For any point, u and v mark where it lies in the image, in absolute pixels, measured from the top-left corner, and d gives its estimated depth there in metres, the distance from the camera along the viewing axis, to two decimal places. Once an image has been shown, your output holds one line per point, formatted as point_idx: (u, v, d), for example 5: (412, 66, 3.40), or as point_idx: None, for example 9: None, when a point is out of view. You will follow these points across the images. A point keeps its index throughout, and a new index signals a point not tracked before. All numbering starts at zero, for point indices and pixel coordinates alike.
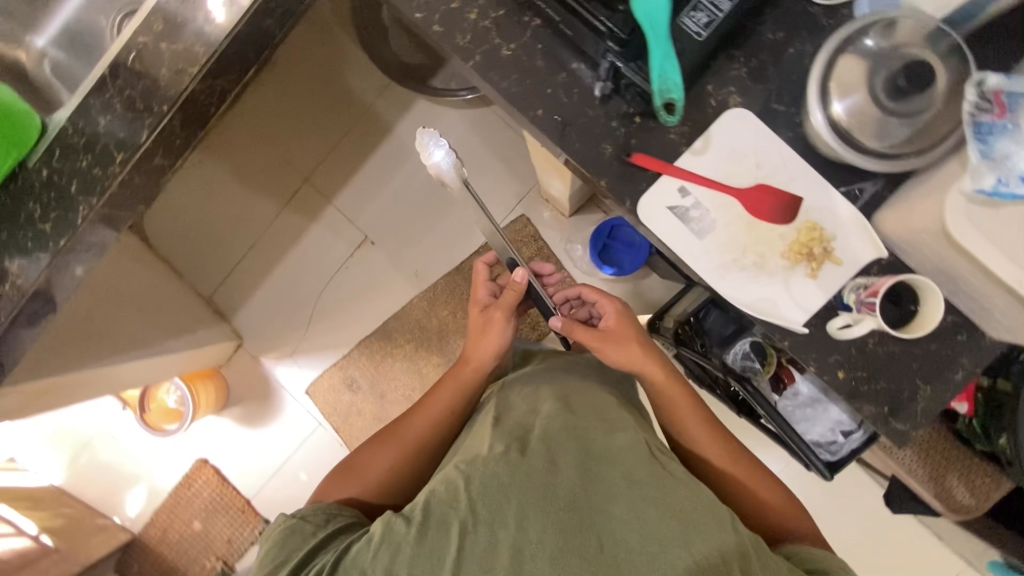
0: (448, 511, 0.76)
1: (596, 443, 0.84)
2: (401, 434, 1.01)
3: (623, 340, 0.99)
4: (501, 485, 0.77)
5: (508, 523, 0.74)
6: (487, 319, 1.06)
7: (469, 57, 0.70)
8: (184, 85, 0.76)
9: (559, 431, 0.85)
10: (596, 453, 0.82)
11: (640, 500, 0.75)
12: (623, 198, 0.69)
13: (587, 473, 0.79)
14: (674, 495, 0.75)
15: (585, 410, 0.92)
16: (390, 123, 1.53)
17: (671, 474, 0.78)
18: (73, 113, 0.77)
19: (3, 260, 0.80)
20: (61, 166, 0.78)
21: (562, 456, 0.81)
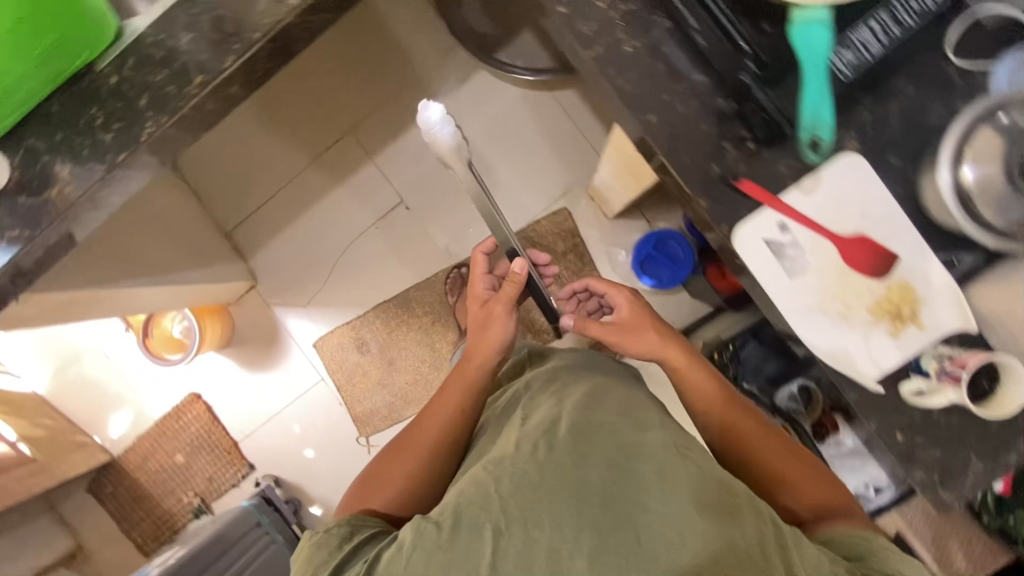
0: (480, 513, 0.71)
1: (624, 438, 0.78)
2: (417, 438, 1.00)
3: (640, 325, 0.96)
4: (530, 487, 0.72)
5: (542, 525, 0.69)
6: (490, 312, 1.08)
7: (589, 46, 0.67)
8: (281, 15, 0.71)
9: (583, 424, 0.80)
10: (622, 444, 0.77)
11: (677, 494, 0.70)
12: (720, 221, 0.67)
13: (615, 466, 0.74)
14: (704, 488, 0.71)
15: (613, 403, 0.87)
16: (446, 88, 1.48)
17: (700, 467, 0.73)
18: (155, 22, 0.72)
19: (56, 163, 0.75)
20: (133, 76, 0.73)
21: (590, 450, 0.76)
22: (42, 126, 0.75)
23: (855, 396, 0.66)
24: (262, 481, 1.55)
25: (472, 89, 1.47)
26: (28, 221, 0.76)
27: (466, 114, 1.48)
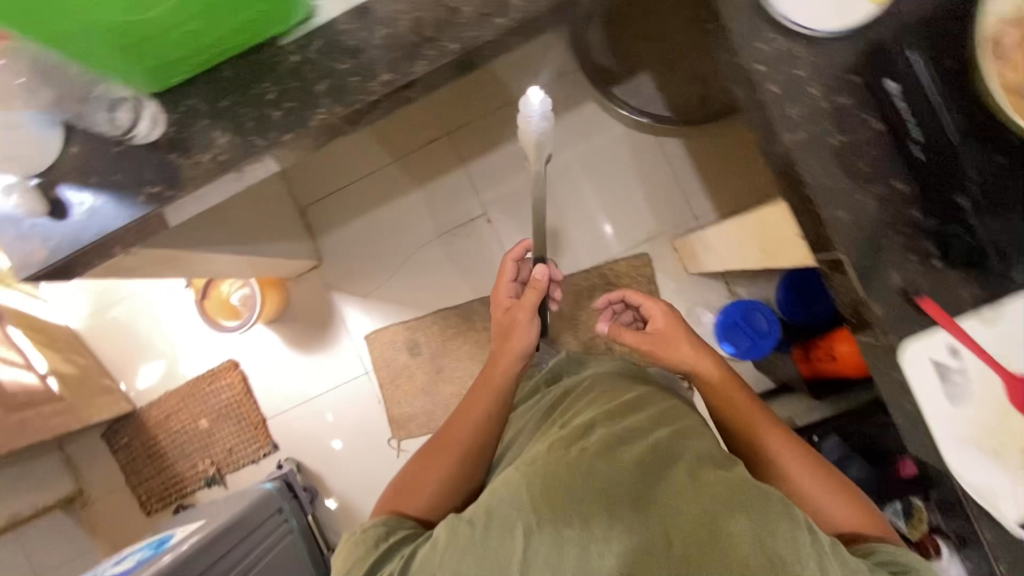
0: (511, 512, 0.66)
1: (660, 449, 0.73)
2: (450, 438, 0.92)
3: (674, 338, 0.88)
4: (565, 493, 0.67)
5: (573, 527, 0.64)
6: (512, 317, 0.98)
7: (794, 131, 0.66)
8: (483, 32, 0.69)
9: (618, 437, 0.76)
10: (654, 453, 0.72)
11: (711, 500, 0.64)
12: (888, 331, 0.66)
13: (649, 475, 0.69)
14: (740, 492, 0.64)
15: (651, 416, 0.81)
16: (553, 111, 1.46)
17: (732, 474, 0.67)
18: (353, 12, 0.70)
19: (215, 130, 0.72)
20: (316, 59, 0.71)
21: (623, 458, 0.72)
22: (210, 89, 0.72)
23: (992, 535, 0.65)
24: (284, 463, 1.51)
25: (579, 118, 1.45)
26: (171, 182, 0.73)
27: (567, 140, 1.46)
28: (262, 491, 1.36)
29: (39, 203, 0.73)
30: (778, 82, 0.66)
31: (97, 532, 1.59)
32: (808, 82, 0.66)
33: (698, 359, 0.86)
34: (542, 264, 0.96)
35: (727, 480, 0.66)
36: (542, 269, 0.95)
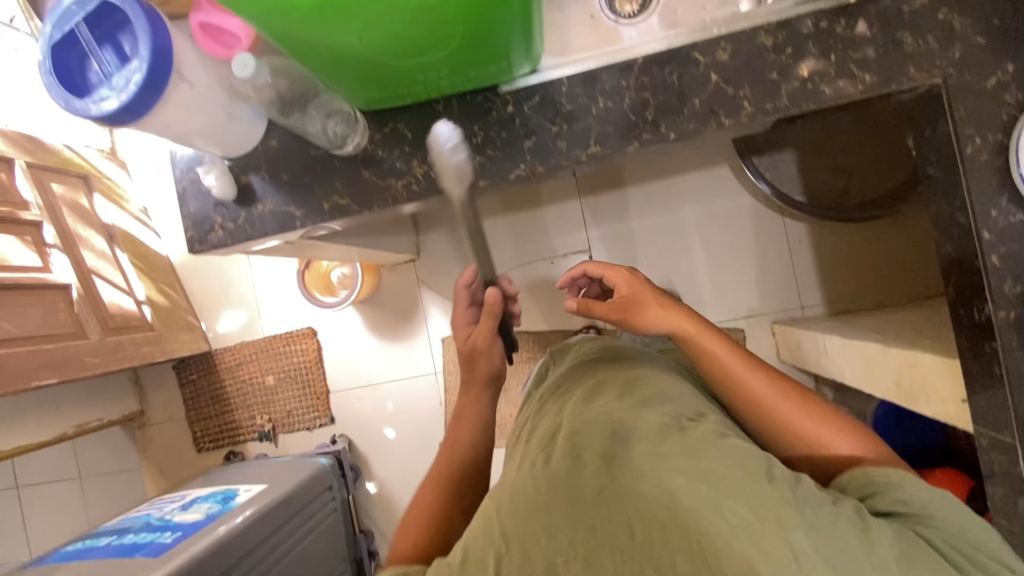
0: (483, 546, 0.50)
1: (621, 425, 0.58)
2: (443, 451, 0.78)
3: (644, 301, 0.71)
4: (525, 500, 0.52)
5: (535, 536, 0.49)
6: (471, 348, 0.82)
7: (1004, 308, 0.64)
8: (705, 128, 0.68)
9: (584, 420, 0.61)
10: (618, 431, 0.58)
11: (684, 474, 0.50)
12: None
13: (607, 450, 0.55)
14: (711, 463, 0.52)
15: (615, 398, 0.66)
16: (683, 166, 1.43)
17: (698, 442, 0.55)
18: (578, 76, 0.69)
19: (414, 158, 0.73)
20: (530, 114, 0.70)
21: (585, 443, 0.56)
22: (419, 116, 0.72)
23: None
24: (338, 439, 1.54)
25: (707, 178, 1.42)
26: (359, 197, 0.74)
27: (690, 197, 1.43)
28: (318, 466, 1.37)
29: (231, 187, 0.74)
30: (1001, 254, 0.64)
31: (148, 455, 1.66)
32: None
33: (669, 316, 0.70)
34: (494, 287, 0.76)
35: (691, 449, 0.53)
36: (494, 292, 0.76)
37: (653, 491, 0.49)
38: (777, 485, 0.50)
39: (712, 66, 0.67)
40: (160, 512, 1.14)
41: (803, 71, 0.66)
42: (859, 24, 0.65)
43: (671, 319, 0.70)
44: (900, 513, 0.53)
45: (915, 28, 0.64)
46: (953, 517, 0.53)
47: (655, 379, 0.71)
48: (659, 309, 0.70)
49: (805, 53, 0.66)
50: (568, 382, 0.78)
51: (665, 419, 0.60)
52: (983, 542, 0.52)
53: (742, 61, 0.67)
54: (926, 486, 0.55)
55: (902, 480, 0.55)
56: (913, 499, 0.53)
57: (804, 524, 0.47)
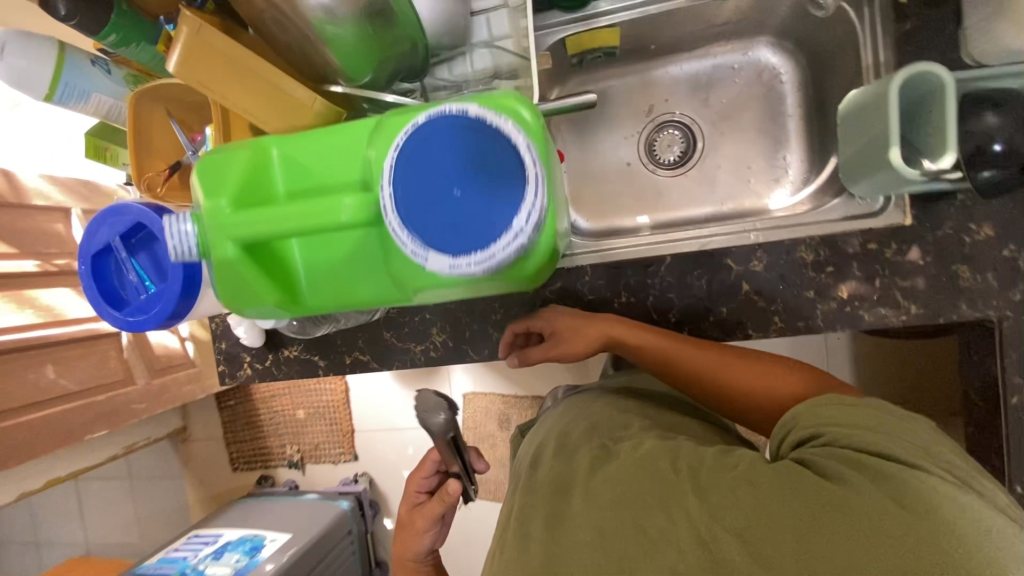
0: None
1: (559, 477, 0.49)
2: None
3: (577, 322, 0.65)
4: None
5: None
6: (410, 519, 0.70)
7: None
8: (729, 336, 0.66)
9: (529, 481, 0.52)
10: (556, 484, 0.49)
11: (608, 503, 0.43)
12: None
13: (547, 516, 0.45)
14: (622, 479, 0.44)
15: (557, 443, 0.56)
16: None
17: (620, 463, 0.46)
18: (604, 268, 0.68)
19: (434, 327, 0.73)
20: (552, 298, 0.70)
21: (524, 514, 0.46)
22: None
23: None
24: (359, 478, 1.62)
25: None
26: (379, 358, 0.75)
27: None
28: (337, 510, 1.47)
29: (259, 336, 0.77)
30: None
31: (190, 466, 1.80)
32: None
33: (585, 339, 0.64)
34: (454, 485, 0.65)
35: (614, 475, 0.45)
36: (457, 486, 0.65)
37: (584, 537, 0.41)
38: (677, 472, 0.43)
39: (743, 273, 0.64)
40: (195, 559, 1.28)
41: (842, 293, 0.62)
42: (911, 250, 0.60)
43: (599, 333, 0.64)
44: (809, 440, 0.45)
45: (974, 262, 0.59)
46: (869, 426, 0.43)
47: (604, 410, 0.61)
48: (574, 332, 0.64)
49: (847, 274, 0.62)
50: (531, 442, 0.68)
51: (591, 441, 0.53)
52: (922, 451, 0.40)
53: (778, 275, 0.63)
54: (837, 399, 0.47)
55: (809, 411, 0.47)
56: (814, 418, 0.46)
57: (712, 508, 0.39)
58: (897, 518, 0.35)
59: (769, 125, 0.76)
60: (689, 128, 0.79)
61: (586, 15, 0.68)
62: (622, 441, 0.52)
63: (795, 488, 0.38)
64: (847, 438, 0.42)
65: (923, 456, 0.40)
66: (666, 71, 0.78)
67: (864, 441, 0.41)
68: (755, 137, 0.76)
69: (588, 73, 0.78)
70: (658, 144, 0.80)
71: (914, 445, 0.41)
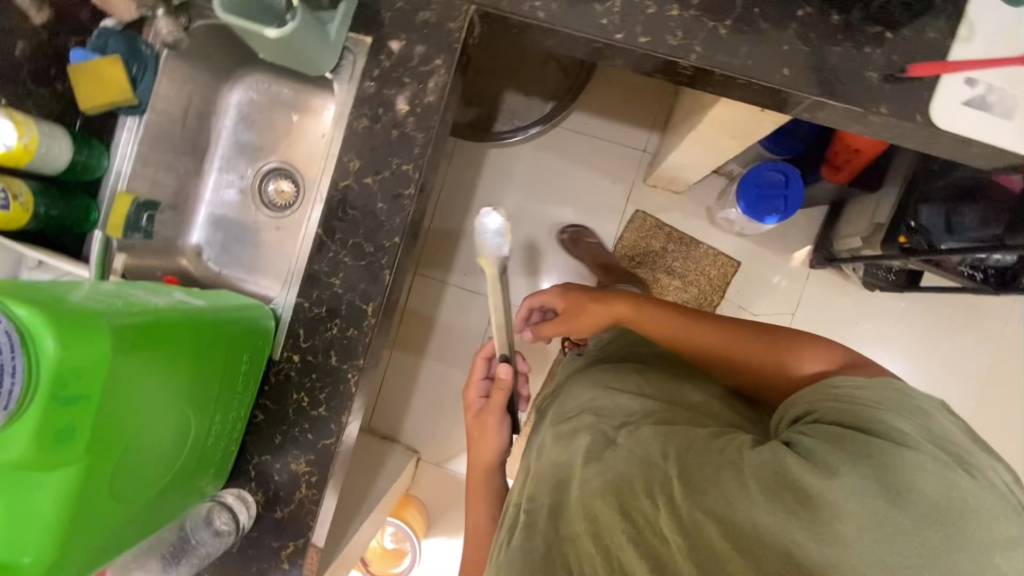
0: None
1: (558, 468, 0.76)
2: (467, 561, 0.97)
3: (579, 308, 0.94)
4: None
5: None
6: (483, 422, 0.98)
7: (690, 51, 0.66)
8: (406, 209, 0.71)
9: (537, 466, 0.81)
10: (556, 477, 0.75)
11: (603, 485, 0.68)
12: (911, 113, 0.64)
13: (552, 501, 0.73)
14: (621, 466, 0.69)
15: (558, 434, 0.82)
16: (472, 183, 1.48)
17: (625, 448, 0.72)
18: (303, 287, 0.72)
19: (289, 462, 0.73)
20: (311, 343, 0.72)
21: (533, 504, 0.74)
22: (259, 438, 0.73)
23: None
24: None
25: (495, 168, 1.48)
26: (297, 528, 0.74)
27: (501, 195, 1.48)
28: None
29: None
30: (642, 31, 0.67)
31: None
32: (663, 9, 0.67)
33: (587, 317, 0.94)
34: (506, 366, 0.91)
35: (610, 463, 0.70)
36: (507, 369, 0.91)
37: (580, 515, 0.68)
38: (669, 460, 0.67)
39: (355, 175, 0.71)
40: None
41: (405, 108, 0.71)
42: (394, 43, 0.70)
43: (596, 311, 0.93)
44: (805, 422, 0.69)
45: (421, 5, 0.70)
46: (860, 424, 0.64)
47: (599, 383, 0.88)
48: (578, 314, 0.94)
49: (392, 98, 0.71)
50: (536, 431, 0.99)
51: (588, 434, 0.77)
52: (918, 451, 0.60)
53: (369, 152, 0.71)
54: (831, 393, 0.70)
55: (799, 397, 0.74)
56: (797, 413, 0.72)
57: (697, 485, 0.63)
58: (862, 516, 0.56)
59: (293, 110, 0.88)
60: (273, 170, 0.90)
61: (104, 195, 0.75)
62: (619, 430, 0.76)
63: (792, 485, 0.60)
64: (834, 421, 0.67)
65: (911, 435, 0.62)
66: (218, 167, 0.89)
67: (844, 418, 0.66)
68: (302, 125, 0.88)
69: (182, 229, 0.87)
70: (276, 200, 0.90)
71: (917, 426, 0.63)
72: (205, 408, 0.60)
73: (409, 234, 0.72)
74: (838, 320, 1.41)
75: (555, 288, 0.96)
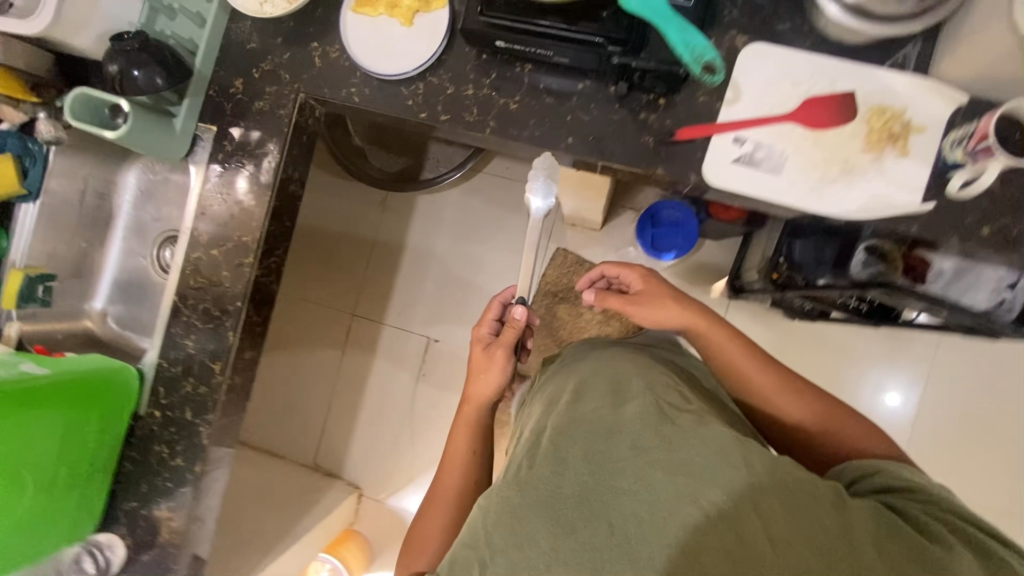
0: (504, 516, 0.56)
1: (602, 421, 0.63)
2: (440, 491, 0.88)
3: (658, 299, 0.89)
4: (511, 506, 0.57)
5: (522, 545, 0.54)
6: (490, 356, 0.92)
7: (484, 126, 0.73)
8: (246, 276, 0.79)
9: (570, 420, 0.65)
10: (597, 425, 0.63)
11: (656, 463, 0.57)
12: (686, 174, 0.68)
13: (589, 446, 0.60)
14: (692, 453, 0.57)
15: (595, 388, 0.72)
16: (403, 229, 1.56)
17: (685, 431, 0.60)
18: (162, 349, 0.80)
19: (153, 509, 0.81)
20: (170, 400, 0.80)
21: (569, 444, 0.61)
22: (126, 488, 0.81)
23: (915, 226, 0.64)
24: None
25: (425, 212, 1.56)
26: (161, 568, 0.81)
27: (431, 237, 1.55)
28: None
29: None
30: (441, 110, 0.74)
31: None
32: (459, 90, 0.74)
33: (664, 316, 0.87)
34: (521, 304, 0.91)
35: (675, 441, 0.59)
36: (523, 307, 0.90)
37: (630, 480, 0.56)
38: (754, 469, 0.55)
39: (204, 247, 0.80)
40: None
41: (244, 187, 0.79)
42: (234, 131, 0.79)
43: (677, 315, 0.87)
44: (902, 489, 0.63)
45: (256, 96, 0.79)
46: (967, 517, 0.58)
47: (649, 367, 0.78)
48: (657, 312, 0.88)
49: (234, 178, 0.79)
50: (549, 388, 0.84)
51: (647, 408, 0.64)
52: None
53: (217, 227, 0.80)
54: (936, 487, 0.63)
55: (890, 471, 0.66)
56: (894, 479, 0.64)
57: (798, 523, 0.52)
58: None
59: (177, 181, 0.95)
60: (168, 237, 0.98)
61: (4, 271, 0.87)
62: (679, 414, 0.64)
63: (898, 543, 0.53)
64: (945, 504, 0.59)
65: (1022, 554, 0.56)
66: (121, 236, 0.99)
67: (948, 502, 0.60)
68: (185, 197, 0.96)
69: (85, 295, 0.97)
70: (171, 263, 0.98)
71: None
72: (45, 462, 0.71)
73: (253, 298, 0.81)
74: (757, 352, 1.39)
75: (647, 274, 0.93)
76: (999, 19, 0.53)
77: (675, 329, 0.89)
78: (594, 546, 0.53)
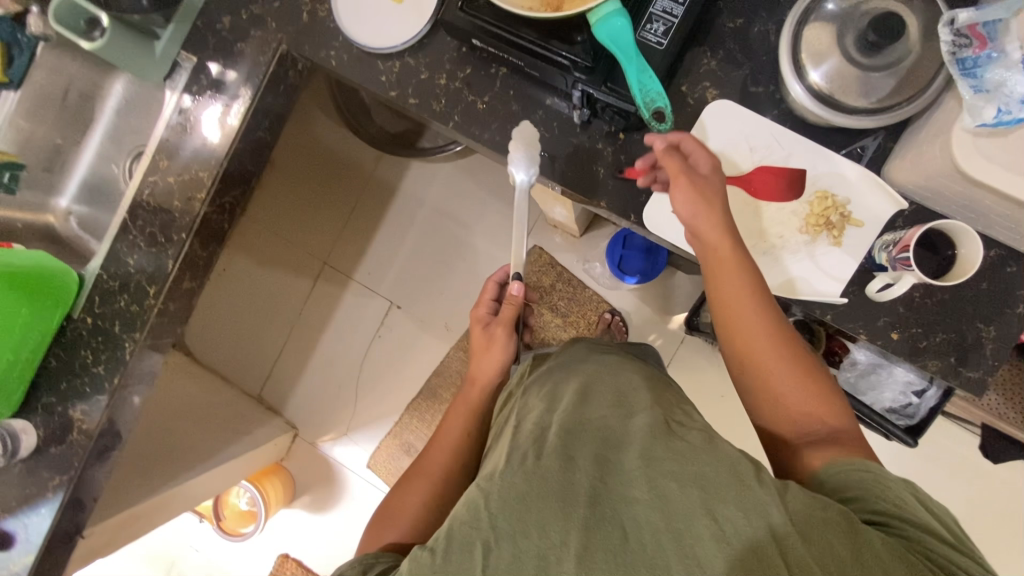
0: (495, 513, 0.50)
1: (608, 431, 0.57)
2: (423, 469, 0.75)
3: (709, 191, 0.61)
4: (519, 492, 0.51)
5: (528, 531, 0.49)
6: (491, 335, 0.81)
7: (448, 119, 0.74)
8: (196, 210, 0.81)
9: (575, 421, 0.59)
10: (603, 437, 0.57)
11: (667, 478, 0.51)
12: (628, 212, 0.70)
13: (598, 454, 0.54)
14: (708, 468, 0.51)
15: (604, 395, 0.64)
16: (391, 190, 1.57)
17: (697, 448, 0.53)
18: (104, 261, 0.83)
19: (69, 408, 0.85)
20: (103, 310, 0.83)
21: (576, 445, 0.55)
22: (48, 382, 0.85)
23: (831, 314, 0.65)
24: None
25: (415, 179, 1.56)
26: (66, 461, 0.85)
27: (416, 204, 1.56)
28: None
29: None
30: (412, 93, 0.74)
31: None
32: (433, 77, 0.74)
33: (702, 224, 0.60)
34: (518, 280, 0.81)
35: (684, 455, 0.52)
36: (518, 285, 0.80)
37: (641, 494, 0.50)
38: (771, 487, 0.48)
39: (161, 172, 0.81)
40: None
41: (211, 122, 0.80)
42: (212, 66, 0.80)
43: (710, 230, 0.60)
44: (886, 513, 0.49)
45: (240, 37, 0.79)
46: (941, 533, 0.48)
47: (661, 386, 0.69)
48: (696, 210, 0.60)
49: (201, 113, 0.80)
50: (547, 380, 0.73)
51: (655, 420, 0.58)
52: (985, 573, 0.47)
53: (176, 156, 0.81)
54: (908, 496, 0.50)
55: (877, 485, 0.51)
56: (880, 485, 0.51)
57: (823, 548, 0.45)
58: None
59: (154, 97, 0.94)
60: (139, 152, 0.97)
61: None
62: (689, 430, 0.57)
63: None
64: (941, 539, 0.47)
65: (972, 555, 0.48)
66: (96, 140, 0.99)
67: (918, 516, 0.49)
68: (158, 113, 0.94)
69: (51, 190, 0.99)
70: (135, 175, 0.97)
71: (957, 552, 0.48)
72: None
73: (199, 232, 0.83)
74: (703, 393, 1.34)
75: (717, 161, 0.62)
76: (943, 138, 0.53)
77: (700, 236, 0.61)
78: (603, 548, 0.48)
